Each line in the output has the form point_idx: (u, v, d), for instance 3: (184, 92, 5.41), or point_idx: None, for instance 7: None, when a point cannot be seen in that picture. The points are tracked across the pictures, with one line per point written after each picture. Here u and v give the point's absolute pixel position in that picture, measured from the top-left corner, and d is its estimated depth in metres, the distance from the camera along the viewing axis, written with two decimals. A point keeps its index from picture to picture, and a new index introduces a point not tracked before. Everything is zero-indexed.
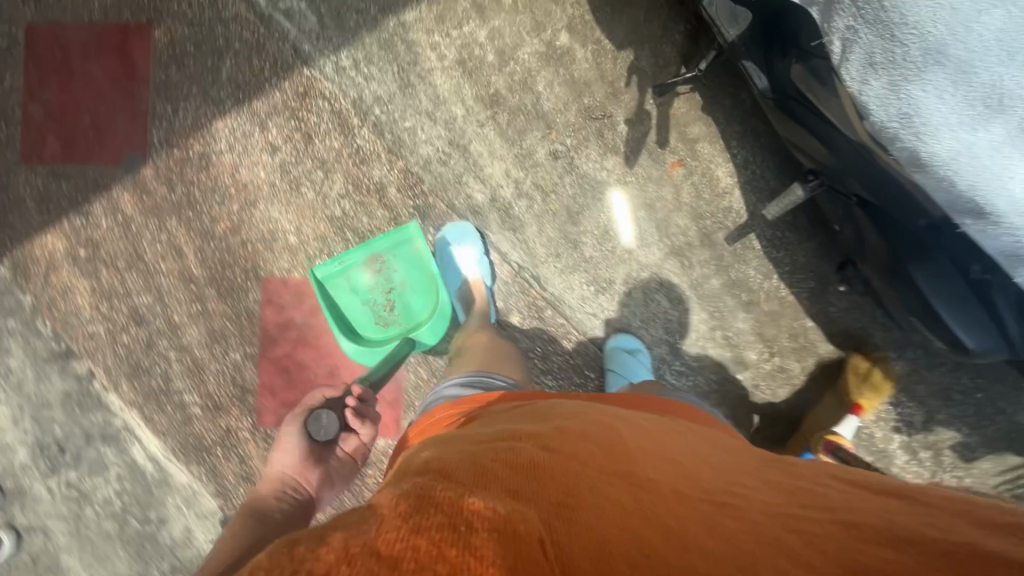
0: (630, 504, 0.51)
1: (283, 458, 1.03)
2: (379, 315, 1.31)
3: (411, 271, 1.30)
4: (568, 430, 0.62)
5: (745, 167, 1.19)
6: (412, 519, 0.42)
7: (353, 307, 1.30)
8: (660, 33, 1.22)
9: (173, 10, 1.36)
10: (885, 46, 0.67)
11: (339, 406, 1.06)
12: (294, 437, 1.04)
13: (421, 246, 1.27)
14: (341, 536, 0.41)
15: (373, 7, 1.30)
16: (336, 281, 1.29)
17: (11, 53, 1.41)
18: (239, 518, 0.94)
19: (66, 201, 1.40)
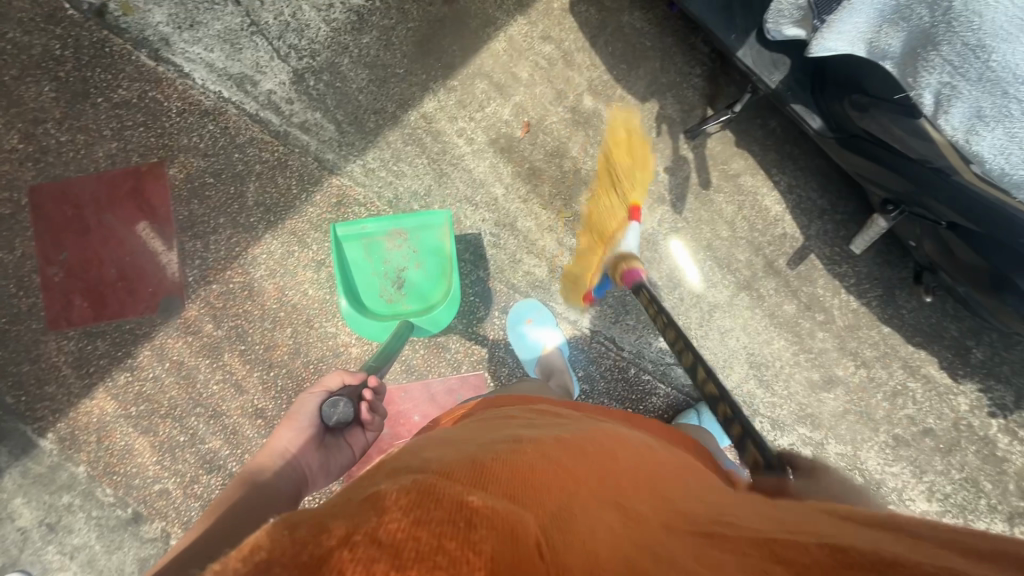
0: (625, 522, 0.44)
1: (288, 431, 0.85)
2: (387, 289, 1.23)
3: (429, 256, 1.23)
4: (570, 450, 0.57)
5: (790, 192, 1.23)
6: (414, 510, 0.35)
7: (364, 274, 1.22)
8: (679, 79, 1.26)
9: (184, 144, 1.33)
10: (994, 102, 0.67)
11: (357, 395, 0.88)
12: (306, 414, 0.86)
13: (446, 235, 1.19)
14: (341, 523, 0.34)
15: (390, 105, 1.30)
16: (354, 242, 1.21)
17: (16, 219, 1.35)
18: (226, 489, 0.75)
19: (106, 360, 1.33)
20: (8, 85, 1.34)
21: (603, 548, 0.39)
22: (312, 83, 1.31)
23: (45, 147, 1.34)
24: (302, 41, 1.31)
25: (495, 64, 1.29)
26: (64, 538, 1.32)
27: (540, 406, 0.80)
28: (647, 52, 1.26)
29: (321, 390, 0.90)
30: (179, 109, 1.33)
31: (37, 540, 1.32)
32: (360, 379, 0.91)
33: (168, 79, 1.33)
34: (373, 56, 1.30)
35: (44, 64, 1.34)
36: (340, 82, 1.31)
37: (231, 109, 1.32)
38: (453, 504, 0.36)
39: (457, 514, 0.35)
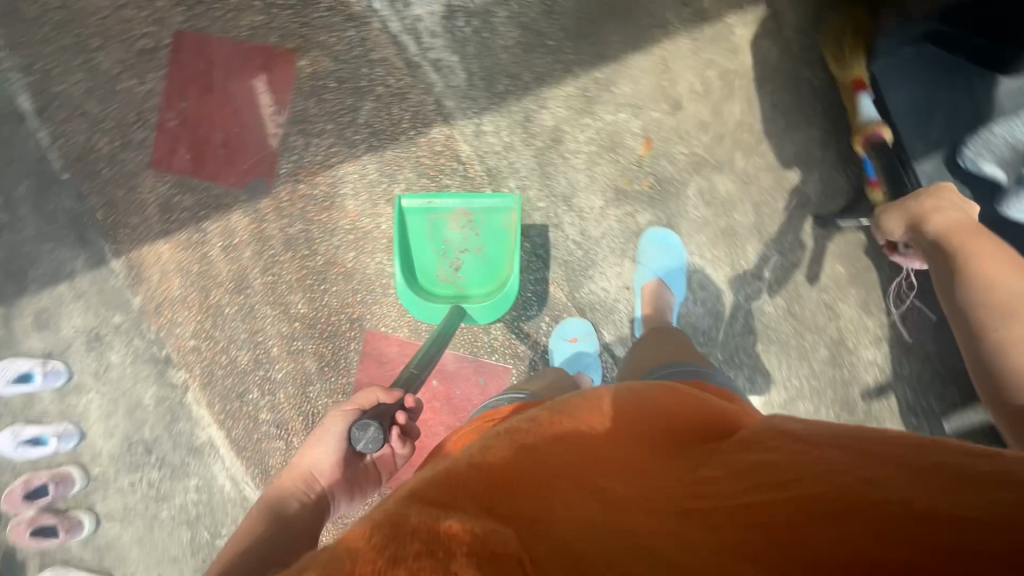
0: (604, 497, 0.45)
1: (318, 454, 0.94)
2: (444, 271, 1.20)
3: (490, 241, 1.20)
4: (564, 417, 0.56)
5: (900, 323, 1.11)
6: (386, 549, 0.38)
7: (422, 252, 1.20)
8: (836, 159, 1.13)
9: (321, 41, 1.32)
10: None
11: (385, 417, 0.91)
12: (335, 439, 0.94)
13: (514, 222, 1.17)
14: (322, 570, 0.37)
15: (527, 74, 1.24)
16: (419, 217, 1.19)
17: (156, 55, 1.42)
18: (263, 507, 0.90)
19: (187, 213, 1.41)
20: None
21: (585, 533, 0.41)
22: (460, 25, 1.27)
23: None
24: None
25: (647, 71, 1.19)
26: (104, 351, 1.45)
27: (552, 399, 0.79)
28: (811, 117, 1.14)
29: (352, 412, 0.95)
30: (329, 4, 1.32)
31: (83, 343, 1.46)
32: (392, 403, 0.93)
33: None
34: (529, 18, 1.24)
35: None
36: (487, 34, 1.26)
37: (376, 22, 1.30)
38: (429, 532, 0.39)
39: (431, 547, 0.37)
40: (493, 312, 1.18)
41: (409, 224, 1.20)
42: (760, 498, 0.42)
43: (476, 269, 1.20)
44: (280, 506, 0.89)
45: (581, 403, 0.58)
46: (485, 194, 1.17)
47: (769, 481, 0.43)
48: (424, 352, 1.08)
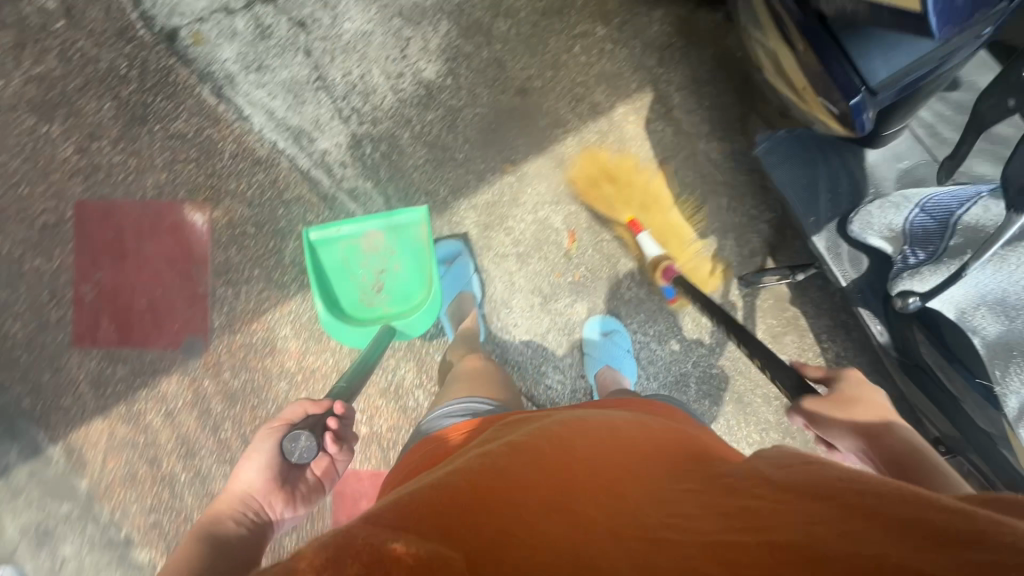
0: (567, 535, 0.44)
1: (249, 472, 0.91)
2: (367, 293, 1.23)
3: (406, 256, 1.22)
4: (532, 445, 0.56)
5: (836, 362, 1.17)
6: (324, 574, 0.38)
7: (340, 282, 1.22)
8: (745, 221, 1.20)
9: (232, 189, 1.31)
10: None
11: (319, 425, 0.92)
12: (266, 453, 0.91)
13: (425, 233, 1.19)
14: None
15: (443, 189, 1.27)
16: (329, 245, 1.20)
17: (59, 229, 1.36)
18: (189, 538, 0.85)
19: (122, 385, 1.35)
20: (71, 94, 1.36)
21: None
22: (368, 151, 1.28)
23: (97, 164, 1.35)
24: (366, 106, 1.28)
25: (556, 167, 1.24)
26: (56, 546, 1.36)
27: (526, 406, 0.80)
28: (716, 186, 1.21)
29: (279, 426, 0.94)
30: (232, 152, 1.31)
31: (30, 542, 1.36)
32: (323, 409, 0.94)
33: (228, 120, 1.32)
34: (435, 135, 1.27)
35: (108, 80, 1.35)
36: (396, 156, 1.28)
37: (284, 162, 1.30)
38: (373, 555, 0.39)
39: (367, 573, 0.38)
40: (422, 323, 1.20)
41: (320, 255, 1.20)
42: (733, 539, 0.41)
43: (397, 287, 1.23)
44: (211, 531, 0.85)
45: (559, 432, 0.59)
46: (391, 211, 1.18)
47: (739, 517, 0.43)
48: (355, 367, 1.07)
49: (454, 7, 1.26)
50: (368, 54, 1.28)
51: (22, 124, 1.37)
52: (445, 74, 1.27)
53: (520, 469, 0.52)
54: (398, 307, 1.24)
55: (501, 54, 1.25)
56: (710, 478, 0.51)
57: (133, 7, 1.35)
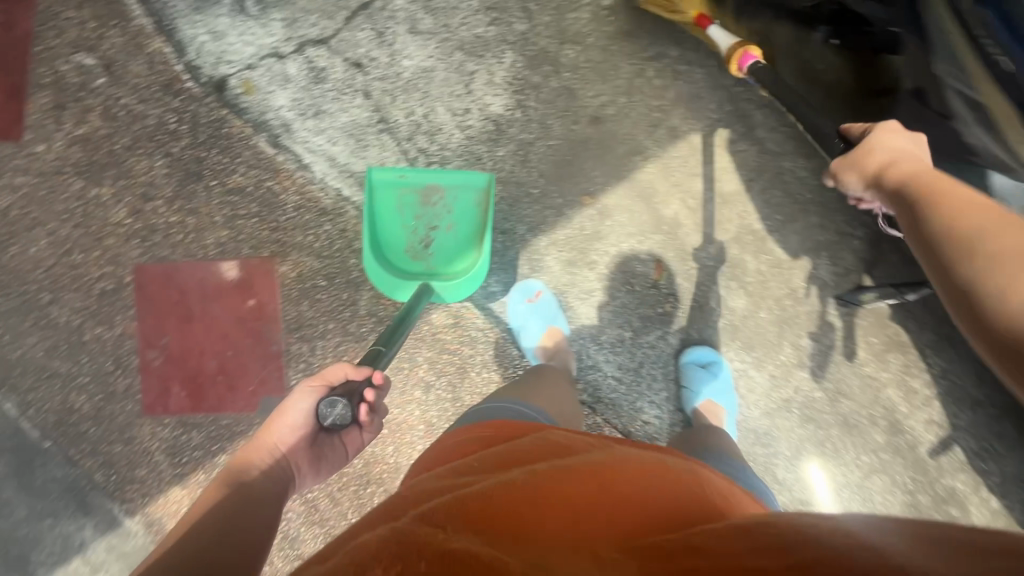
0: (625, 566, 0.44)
1: (284, 424, 0.90)
2: (412, 245, 1.18)
3: (462, 222, 1.17)
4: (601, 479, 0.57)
5: (943, 377, 1.14)
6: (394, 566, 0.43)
7: (390, 226, 1.16)
8: (839, 239, 1.16)
9: (298, 242, 1.26)
10: None
11: (356, 395, 0.87)
12: (302, 414, 0.90)
13: (485, 201, 1.15)
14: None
15: (520, 226, 1.23)
16: (387, 191, 1.16)
17: (118, 295, 1.31)
18: (222, 478, 0.85)
19: (199, 451, 1.31)
20: (119, 154, 1.30)
21: None
22: None
23: (153, 225, 1.30)
24: (433, 146, 1.24)
25: (638, 196, 1.20)
26: None
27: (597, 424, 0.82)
28: (806, 205, 1.17)
29: (320, 387, 0.91)
30: (296, 203, 1.26)
31: None
32: (362, 377, 0.89)
33: (288, 170, 1.27)
34: (507, 172, 1.23)
35: (157, 137, 1.29)
36: None
37: (352, 210, 1.26)
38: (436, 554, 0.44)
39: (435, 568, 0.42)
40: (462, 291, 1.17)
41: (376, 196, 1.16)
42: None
43: (442, 248, 1.18)
44: (237, 480, 0.84)
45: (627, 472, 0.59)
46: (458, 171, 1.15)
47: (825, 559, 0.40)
48: (390, 331, 1.03)
49: (517, 36, 1.21)
50: (430, 91, 1.23)
51: (70, 188, 1.31)
52: (513, 107, 1.22)
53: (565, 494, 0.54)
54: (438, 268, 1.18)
55: (571, 82, 1.21)
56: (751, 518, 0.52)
57: (176, 58, 1.29)
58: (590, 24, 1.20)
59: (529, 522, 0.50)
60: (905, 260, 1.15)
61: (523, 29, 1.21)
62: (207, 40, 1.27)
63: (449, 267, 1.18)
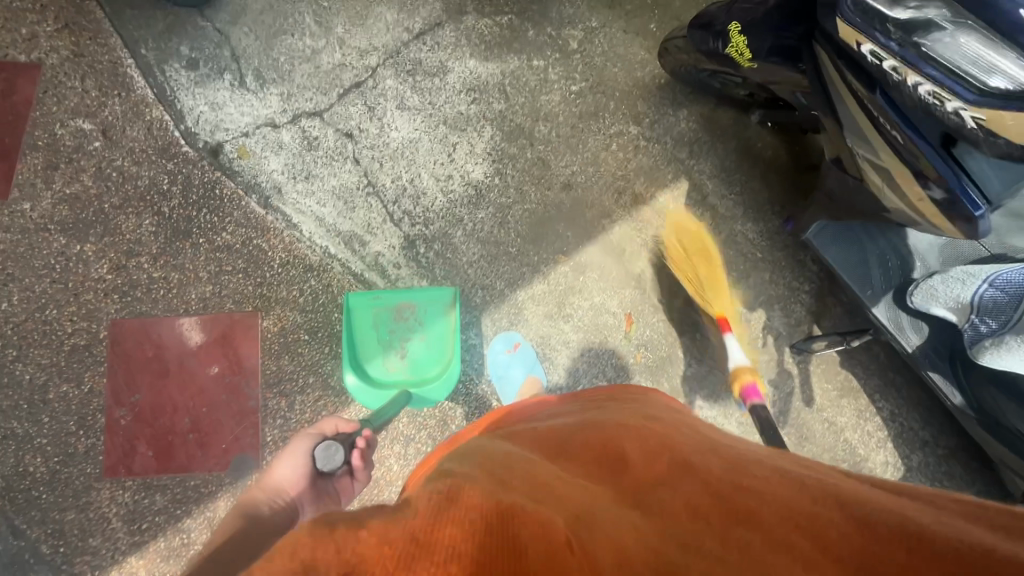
0: (650, 517, 0.49)
1: (287, 467, 1.00)
2: (389, 358, 1.24)
3: (433, 333, 1.25)
4: (601, 457, 0.62)
5: (892, 420, 1.24)
6: (447, 515, 0.43)
7: (366, 343, 1.23)
8: (788, 293, 1.29)
9: (283, 297, 1.29)
10: None
11: (348, 443, 0.98)
12: (303, 455, 1.01)
13: (452, 311, 1.23)
14: (374, 523, 0.42)
15: (499, 282, 1.30)
16: (363, 309, 1.25)
17: (90, 351, 1.29)
18: (234, 518, 0.94)
19: (161, 516, 1.24)
20: (108, 213, 1.33)
21: (626, 542, 0.44)
22: (423, 251, 1.31)
23: (134, 281, 1.31)
24: (418, 208, 1.33)
25: (607, 255, 1.30)
26: None
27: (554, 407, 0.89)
28: (757, 263, 1.30)
29: (315, 433, 1.05)
30: (282, 260, 1.31)
31: None
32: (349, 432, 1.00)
33: (276, 229, 1.32)
34: (487, 232, 1.32)
35: (148, 197, 1.34)
36: (451, 253, 1.31)
37: (337, 267, 1.31)
38: (485, 505, 0.44)
39: (493, 515, 0.43)
40: (439, 396, 1.22)
41: (354, 316, 1.24)
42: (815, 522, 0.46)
43: (419, 359, 1.24)
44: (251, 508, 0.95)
45: (619, 439, 0.65)
46: (425, 288, 1.24)
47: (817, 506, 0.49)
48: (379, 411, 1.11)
49: (496, 113, 1.35)
50: (416, 159, 1.34)
51: (51, 245, 1.32)
52: (492, 174, 1.34)
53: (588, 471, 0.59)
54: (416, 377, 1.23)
55: (544, 154, 1.34)
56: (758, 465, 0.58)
57: (174, 125, 1.37)
58: (560, 105, 1.36)
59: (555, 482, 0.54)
60: (847, 312, 1.27)
61: (501, 107, 1.36)
62: (205, 110, 1.37)
63: (423, 376, 1.24)
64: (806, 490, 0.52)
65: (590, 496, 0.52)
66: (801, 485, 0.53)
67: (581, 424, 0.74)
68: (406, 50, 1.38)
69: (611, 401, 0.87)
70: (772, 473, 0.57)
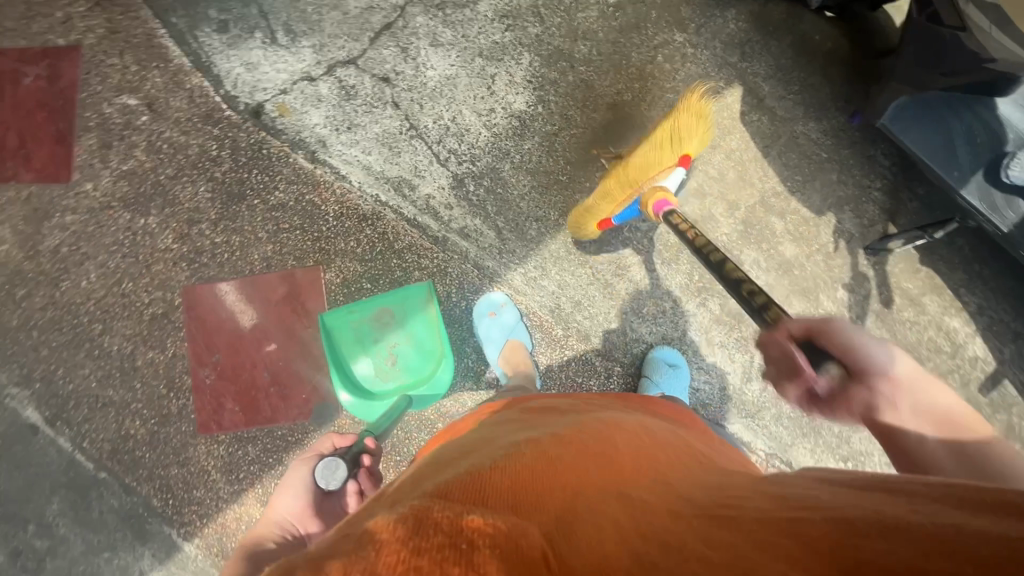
0: (623, 516, 0.46)
1: (287, 500, 0.95)
2: (380, 368, 1.26)
3: (416, 329, 1.26)
4: (580, 453, 0.59)
5: (980, 313, 1.18)
6: (411, 540, 0.39)
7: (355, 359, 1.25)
8: (859, 192, 1.22)
9: (341, 249, 1.32)
10: None
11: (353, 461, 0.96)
12: (301, 483, 0.96)
13: (432, 307, 1.24)
14: (337, 564, 0.37)
15: (553, 213, 1.28)
16: (343, 327, 1.26)
17: (168, 318, 1.35)
18: (237, 562, 0.89)
19: (255, 466, 1.31)
20: (164, 184, 1.37)
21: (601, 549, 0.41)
22: (472, 189, 1.30)
23: (199, 248, 1.35)
24: (463, 146, 1.31)
25: None
26: None
27: (543, 401, 0.86)
28: (823, 164, 1.23)
29: (311, 456, 1.02)
30: (336, 213, 1.32)
31: None
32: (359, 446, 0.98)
33: (326, 182, 1.33)
34: (535, 163, 1.29)
35: (200, 164, 1.36)
36: (501, 188, 1.29)
37: (390, 214, 1.31)
38: (451, 526, 0.41)
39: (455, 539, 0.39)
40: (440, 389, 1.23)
41: (335, 337, 1.25)
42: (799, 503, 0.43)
43: (411, 358, 1.26)
44: (254, 552, 0.90)
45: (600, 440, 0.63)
46: (400, 289, 1.25)
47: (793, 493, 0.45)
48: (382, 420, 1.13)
49: (532, 38, 1.30)
50: (456, 96, 1.31)
51: (118, 221, 1.37)
52: (535, 103, 1.30)
53: (565, 468, 0.55)
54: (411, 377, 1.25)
55: (587, 75, 1.29)
56: (741, 478, 0.54)
57: (214, 90, 1.37)
58: (599, 20, 1.29)
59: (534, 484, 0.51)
60: (924, 206, 1.20)
61: (537, 32, 1.30)
62: (242, 71, 1.36)
63: (418, 374, 1.25)
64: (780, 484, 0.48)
65: (570, 501, 0.49)
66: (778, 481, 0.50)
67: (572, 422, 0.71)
68: None
69: (605, 402, 0.84)
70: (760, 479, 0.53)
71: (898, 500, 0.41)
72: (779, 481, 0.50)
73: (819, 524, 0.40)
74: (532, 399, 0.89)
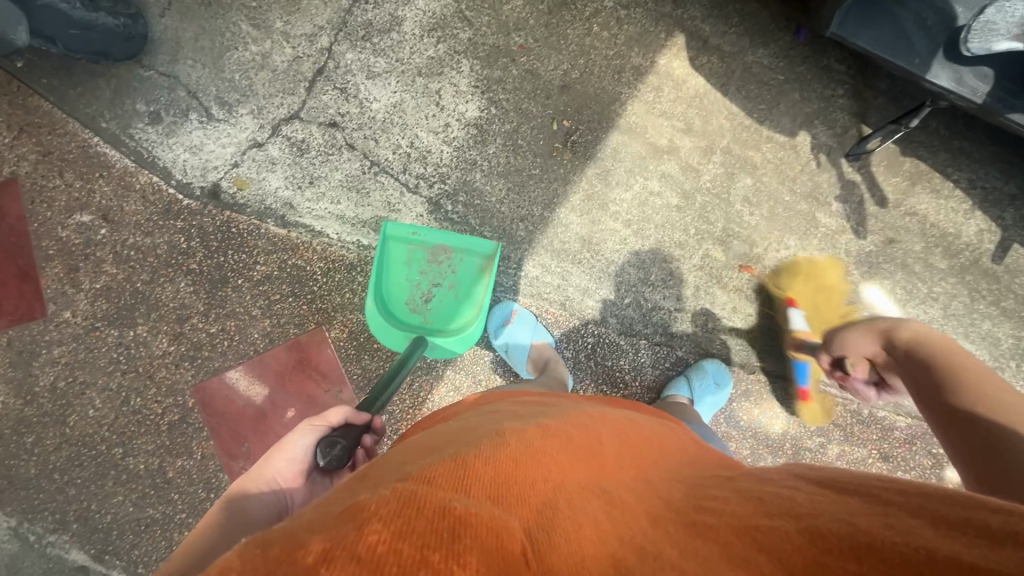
0: (606, 519, 0.43)
1: (282, 461, 0.80)
2: (414, 298, 1.20)
3: (466, 284, 1.21)
4: (562, 443, 0.56)
5: (973, 187, 1.19)
6: (394, 520, 0.35)
7: (397, 278, 1.20)
8: (825, 104, 1.22)
9: (340, 303, 1.30)
10: None
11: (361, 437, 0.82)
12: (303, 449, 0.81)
13: (488, 265, 1.19)
14: (315, 543, 0.33)
15: (536, 208, 1.26)
16: (398, 243, 1.20)
17: (187, 422, 1.31)
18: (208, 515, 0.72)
19: None
20: (143, 290, 1.33)
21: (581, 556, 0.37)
22: (450, 207, 1.28)
23: (197, 343, 1.31)
24: (428, 168, 1.28)
25: (630, 139, 1.25)
26: None
27: (524, 395, 0.83)
28: (782, 86, 1.23)
29: (321, 426, 0.84)
30: (323, 269, 1.30)
31: None
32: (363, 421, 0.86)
33: (304, 243, 1.30)
34: (505, 164, 1.27)
35: (173, 261, 1.32)
36: (478, 199, 1.27)
37: None
38: (437, 510, 0.37)
39: (440, 523, 0.35)
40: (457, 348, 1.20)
41: (389, 248, 1.20)
42: (775, 524, 0.39)
43: (446, 307, 1.20)
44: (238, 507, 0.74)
45: (579, 435, 0.59)
46: (467, 236, 1.20)
47: (780, 509, 0.42)
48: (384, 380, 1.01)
49: (465, 43, 1.28)
50: (407, 122, 1.29)
51: (107, 341, 1.33)
52: (487, 106, 1.28)
53: (549, 458, 0.51)
54: (441, 324, 1.20)
55: (530, 64, 1.27)
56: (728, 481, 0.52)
57: (165, 182, 1.33)
58: (525, 8, 1.27)
59: (521, 474, 0.47)
60: (889, 101, 1.21)
61: (468, 36, 1.28)
62: (188, 156, 1.33)
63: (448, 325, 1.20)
64: (759, 492, 0.46)
65: (558, 497, 0.46)
66: (753, 489, 0.48)
67: (555, 415, 0.67)
68: (351, 17, 1.31)
69: (583, 401, 0.81)
70: (741, 483, 0.50)
71: (854, 518, 0.38)
72: (763, 486, 0.48)
73: (787, 543, 0.37)
74: (508, 392, 0.85)
